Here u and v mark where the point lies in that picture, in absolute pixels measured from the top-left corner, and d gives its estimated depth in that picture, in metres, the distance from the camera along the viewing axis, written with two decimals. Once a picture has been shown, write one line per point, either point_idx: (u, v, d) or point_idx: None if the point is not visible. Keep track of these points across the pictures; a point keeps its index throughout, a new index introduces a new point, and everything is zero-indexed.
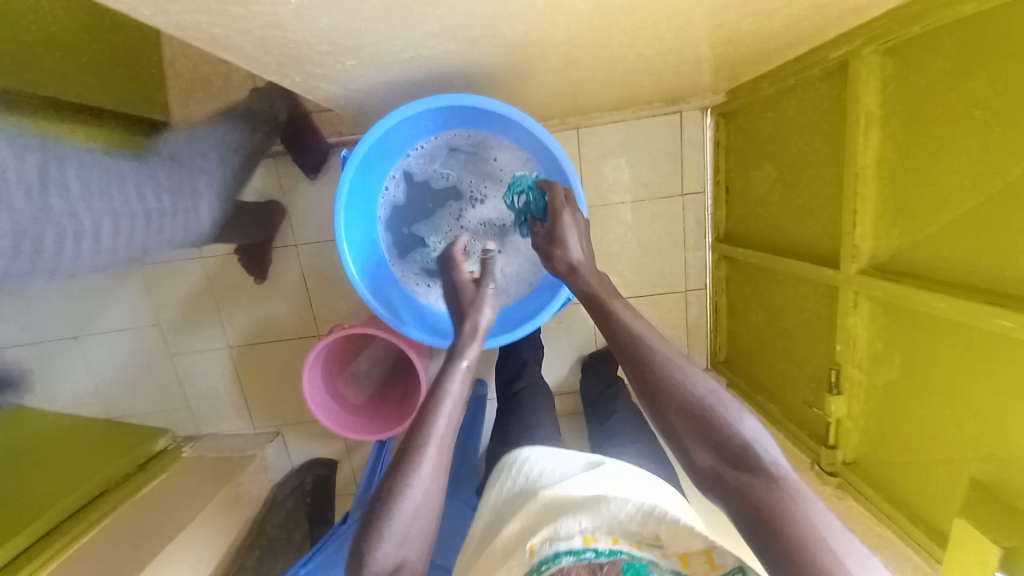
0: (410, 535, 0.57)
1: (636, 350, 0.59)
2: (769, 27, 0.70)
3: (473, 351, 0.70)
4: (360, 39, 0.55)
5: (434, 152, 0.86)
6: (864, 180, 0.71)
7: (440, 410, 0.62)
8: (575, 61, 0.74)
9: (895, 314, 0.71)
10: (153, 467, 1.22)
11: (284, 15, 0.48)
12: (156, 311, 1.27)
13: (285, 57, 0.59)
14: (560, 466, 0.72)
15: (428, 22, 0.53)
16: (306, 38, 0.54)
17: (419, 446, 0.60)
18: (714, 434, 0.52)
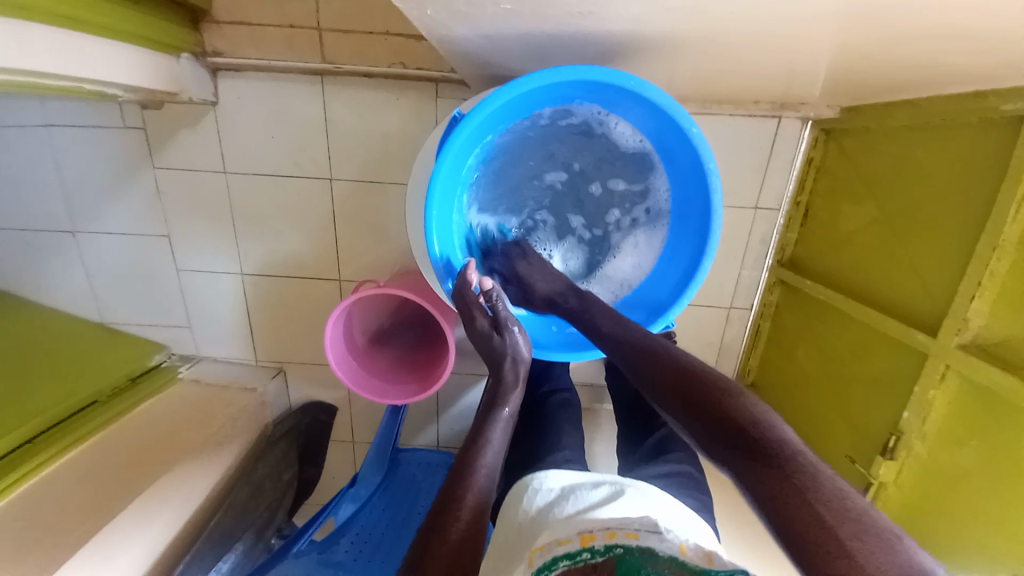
0: (464, 553, 0.51)
1: (643, 350, 0.65)
2: (959, 59, 0.59)
3: (515, 399, 0.67)
4: (522, 9, 0.44)
5: (540, 139, 0.78)
6: (999, 256, 0.65)
7: (483, 458, 0.59)
8: (726, 47, 0.63)
9: (983, 400, 0.66)
10: (146, 383, 1.18)
11: None
12: (165, 220, 1.16)
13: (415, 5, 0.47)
14: (567, 490, 0.64)
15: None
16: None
17: (463, 490, 0.55)
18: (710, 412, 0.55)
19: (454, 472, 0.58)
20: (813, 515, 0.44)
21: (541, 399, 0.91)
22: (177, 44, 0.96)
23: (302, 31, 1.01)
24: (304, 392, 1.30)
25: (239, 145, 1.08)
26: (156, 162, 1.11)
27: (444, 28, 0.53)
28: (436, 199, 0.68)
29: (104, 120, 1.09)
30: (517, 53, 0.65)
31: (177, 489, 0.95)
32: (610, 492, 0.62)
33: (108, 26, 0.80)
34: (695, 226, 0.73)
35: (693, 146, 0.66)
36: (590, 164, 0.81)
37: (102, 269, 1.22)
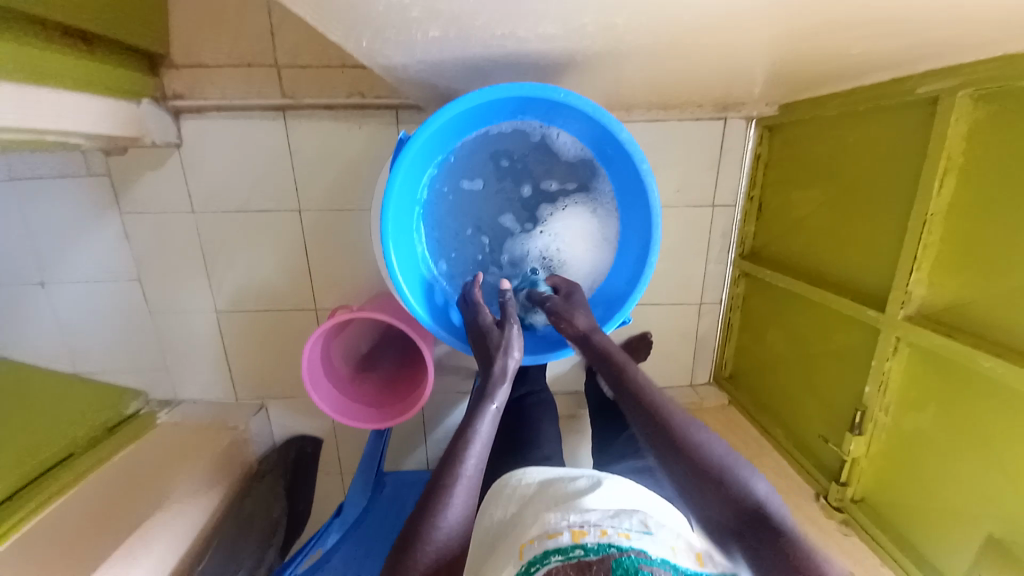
0: (450, 554, 0.53)
1: (636, 406, 0.66)
2: (869, 52, 0.65)
3: (503, 393, 0.67)
4: (455, 36, 0.48)
5: (477, 155, 0.79)
6: (930, 228, 0.69)
7: (470, 450, 0.60)
8: (658, 57, 0.68)
9: (935, 364, 0.70)
10: (124, 431, 1.16)
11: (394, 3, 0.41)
12: (135, 263, 1.16)
13: (357, 37, 0.51)
14: (555, 486, 0.64)
15: (534, 19, 0.46)
16: (393, 29, 0.46)
17: (449, 484, 0.57)
18: (707, 481, 0.57)
19: (441, 470, 0.59)
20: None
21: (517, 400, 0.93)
22: (137, 89, 0.98)
23: (261, 68, 1.04)
24: (288, 424, 1.29)
25: (207, 183, 1.10)
26: (123, 206, 1.12)
27: (388, 57, 0.56)
28: (390, 215, 0.69)
29: (69, 169, 1.09)
30: (463, 74, 0.68)
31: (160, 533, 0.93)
32: (589, 483, 0.63)
33: (66, 78, 0.81)
34: (640, 224, 0.77)
35: (629, 150, 0.71)
36: (530, 172, 0.81)
37: (72, 318, 1.20)
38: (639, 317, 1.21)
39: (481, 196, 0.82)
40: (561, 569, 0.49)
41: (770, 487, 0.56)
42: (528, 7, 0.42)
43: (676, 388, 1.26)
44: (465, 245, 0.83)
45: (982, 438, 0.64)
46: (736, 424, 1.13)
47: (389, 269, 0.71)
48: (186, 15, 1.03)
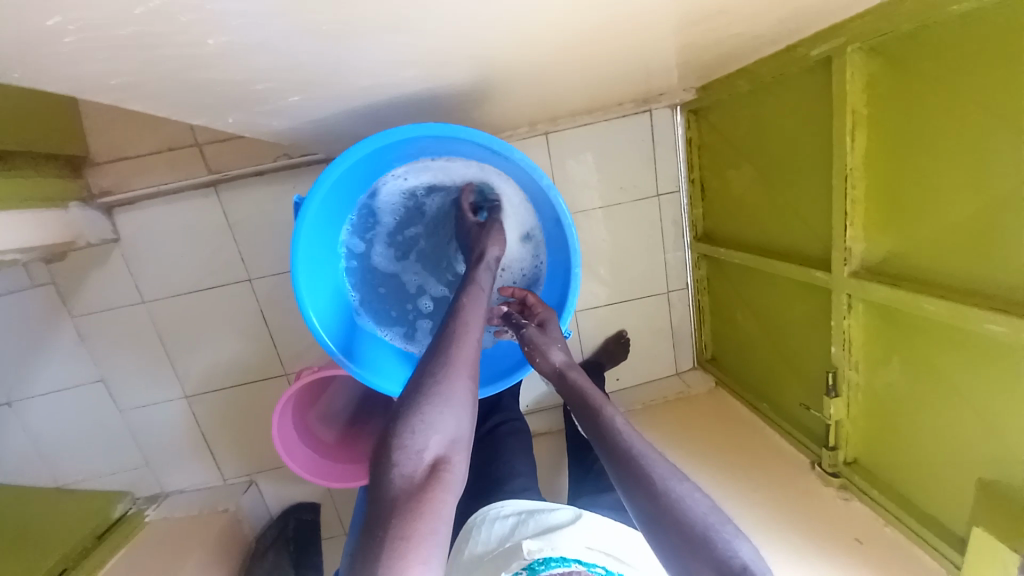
0: (451, 431, 0.53)
1: (608, 441, 0.59)
2: (750, 28, 0.66)
3: (484, 280, 0.72)
4: (317, 86, 0.48)
5: (388, 209, 0.82)
6: (852, 183, 0.70)
7: (461, 342, 0.61)
8: (551, 70, 0.68)
9: (891, 315, 0.69)
10: (113, 536, 1.11)
11: (232, 68, 0.41)
12: (96, 365, 1.14)
13: (228, 108, 0.51)
14: (537, 512, 0.63)
15: (386, 59, 0.46)
16: (251, 90, 0.46)
17: (449, 357, 0.59)
18: (692, 544, 0.47)
19: (435, 349, 0.60)
20: None
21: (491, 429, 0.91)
22: (63, 194, 0.97)
23: (185, 151, 1.05)
24: (281, 495, 1.25)
25: (153, 271, 1.09)
26: (74, 310, 1.10)
27: (276, 122, 0.57)
28: (304, 272, 0.68)
29: (10, 284, 1.08)
30: (364, 122, 0.68)
31: None
32: (569, 515, 0.61)
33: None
34: (560, 235, 0.76)
35: (529, 170, 0.70)
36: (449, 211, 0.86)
37: (41, 432, 1.17)
38: (611, 318, 1.20)
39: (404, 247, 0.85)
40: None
41: (756, 552, 0.48)
42: (371, 49, 0.42)
43: (663, 381, 1.24)
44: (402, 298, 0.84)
45: (948, 385, 0.63)
46: (724, 406, 1.11)
47: (313, 331, 0.69)
48: (103, 114, 1.04)
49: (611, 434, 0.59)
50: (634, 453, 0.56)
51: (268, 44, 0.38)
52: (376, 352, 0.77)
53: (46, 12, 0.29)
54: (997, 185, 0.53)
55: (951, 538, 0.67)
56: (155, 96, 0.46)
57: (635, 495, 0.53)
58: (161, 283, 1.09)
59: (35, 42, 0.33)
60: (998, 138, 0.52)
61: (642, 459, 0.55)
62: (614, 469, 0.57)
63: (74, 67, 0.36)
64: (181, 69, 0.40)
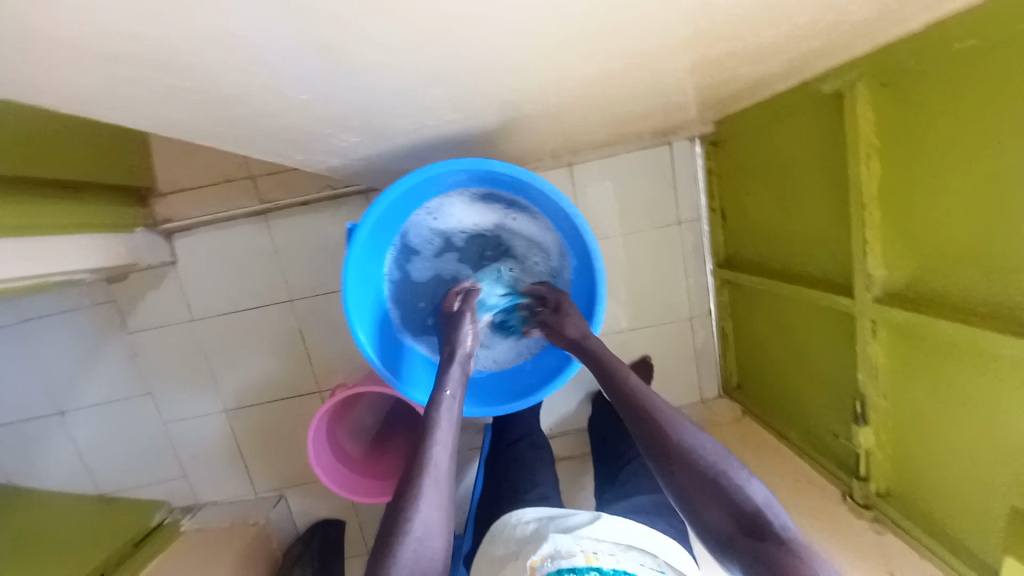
0: (423, 565, 0.54)
1: (630, 404, 0.65)
2: (760, 67, 0.71)
3: (455, 373, 0.72)
4: (368, 130, 0.55)
5: (433, 219, 0.84)
6: (870, 210, 0.72)
7: (433, 458, 0.61)
8: (574, 110, 0.75)
9: (915, 340, 0.70)
10: (149, 545, 1.15)
11: (301, 115, 0.48)
12: (146, 379, 1.22)
13: (291, 146, 0.58)
14: (557, 518, 0.67)
15: (430, 105, 0.52)
16: (315, 133, 0.53)
17: (421, 476, 0.60)
18: (712, 492, 0.56)
19: (409, 471, 0.61)
20: None
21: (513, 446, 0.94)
22: (130, 220, 1.07)
23: (237, 182, 1.15)
24: (309, 510, 1.29)
25: (203, 291, 1.17)
26: (130, 327, 1.19)
27: (328, 158, 0.64)
28: (350, 293, 0.73)
29: (76, 302, 1.17)
30: (405, 157, 0.75)
31: None
32: (587, 517, 0.65)
33: (19, 227, 0.80)
34: (585, 260, 0.81)
35: (558, 200, 0.76)
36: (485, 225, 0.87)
37: (92, 442, 1.25)
38: (633, 342, 1.22)
39: (442, 252, 0.87)
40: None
41: (766, 492, 0.57)
42: (415, 98, 0.49)
43: (686, 406, 1.24)
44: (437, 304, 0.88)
45: (967, 410, 0.64)
46: (750, 433, 1.10)
47: (359, 345, 0.74)
48: (167, 150, 1.16)
49: (630, 403, 0.65)
50: (654, 412, 0.63)
51: (336, 98, 0.45)
52: (409, 366, 0.82)
53: (167, 75, 0.37)
54: (1009, 211, 0.54)
55: (983, 568, 0.66)
56: (234, 137, 0.53)
57: (657, 450, 0.61)
58: (209, 302, 1.17)
59: (151, 96, 0.40)
60: (1005, 165, 0.54)
61: (661, 416, 0.62)
62: (634, 429, 0.64)
63: (176, 113, 0.44)
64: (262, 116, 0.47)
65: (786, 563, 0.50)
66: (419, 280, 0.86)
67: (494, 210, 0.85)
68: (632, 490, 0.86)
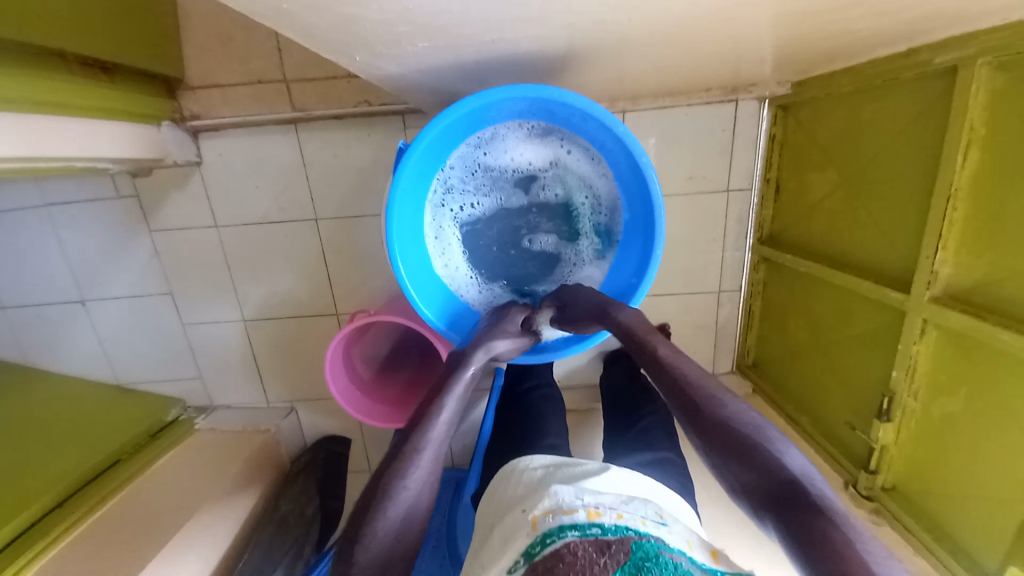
0: (408, 520, 0.54)
1: (666, 371, 0.62)
2: (871, 26, 0.63)
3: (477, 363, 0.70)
4: (439, 37, 0.49)
5: (483, 153, 0.80)
6: (953, 203, 0.66)
7: (429, 434, 0.60)
8: (653, 48, 0.67)
9: (966, 347, 0.67)
10: (165, 437, 1.20)
11: (372, 10, 0.43)
12: (167, 280, 1.22)
13: (350, 46, 0.53)
14: (566, 467, 0.66)
15: (513, 16, 0.47)
16: (382, 34, 0.48)
17: (421, 435, 0.60)
18: (744, 455, 0.52)
19: (410, 430, 0.61)
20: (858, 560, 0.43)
21: (526, 393, 0.95)
22: (157, 112, 1.02)
23: (270, 85, 1.08)
24: (317, 425, 1.33)
25: (228, 199, 1.14)
26: (153, 225, 1.17)
27: (385, 66, 0.59)
28: (396, 221, 0.71)
29: (99, 193, 1.15)
30: (462, 79, 0.69)
31: (207, 520, 0.99)
32: (595, 469, 0.65)
33: (22, 102, 0.73)
34: (642, 215, 0.76)
35: (626, 146, 0.71)
36: (536, 165, 0.82)
37: (113, 333, 1.27)
38: (657, 308, 1.20)
39: (489, 189, 0.83)
40: (578, 544, 0.51)
41: (807, 464, 0.52)
42: (494, 0, 0.42)
43: None
44: (481, 244, 0.85)
45: (1009, 423, 0.62)
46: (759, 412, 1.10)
47: (397, 276, 0.73)
48: (197, 39, 1.07)
49: (665, 369, 0.62)
50: (689, 382, 0.60)
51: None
52: (442, 304, 0.81)
53: None
54: None
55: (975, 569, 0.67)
56: (290, 25, 0.48)
57: (688, 415, 0.58)
58: (234, 210, 1.15)
59: None
60: None
61: (696, 387, 0.59)
62: (667, 393, 0.61)
63: None
64: (330, 6, 0.42)
65: (831, 538, 0.44)
66: (462, 217, 0.83)
67: (548, 150, 0.80)
68: (639, 450, 0.87)
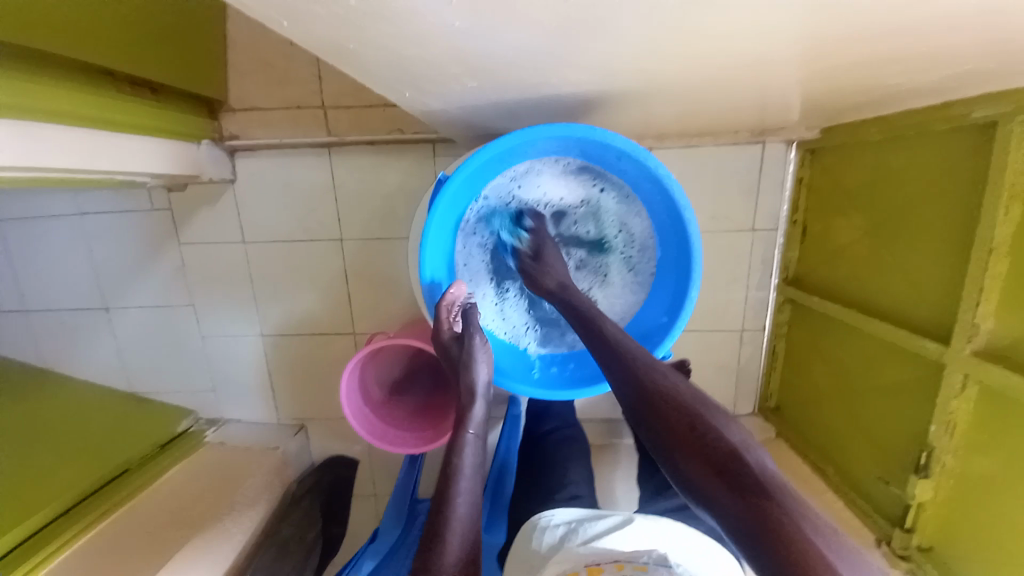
0: None
1: (624, 360, 0.62)
2: (908, 79, 0.63)
3: (478, 411, 0.64)
4: (485, 78, 0.51)
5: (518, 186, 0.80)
6: (995, 257, 0.65)
7: (459, 487, 0.56)
8: (689, 93, 0.68)
9: (1008, 406, 0.64)
10: (173, 449, 1.19)
11: (425, 54, 0.45)
12: (191, 292, 1.24)
13: (397, 82, 0.55)
14: (586, 522, 0.72)
15: (560, 63, 0.48)
16: (430, 74, 0.50)
17: (444, 517, 0.53)
18: (696, 445, 0.52)
19: (432, 515, 0.54)
20: (803, 542, 0.43)
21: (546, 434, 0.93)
22: (198, 131, 1.06)
23: (306, 110, 1.12)
24: (326, 447, 1.31)
25: (257, 217, 1.16)
26: (181, 239, 1.20)
27: (427, 101, 0.60)
28: (427, 249, 0.72)
29: (133, 205, 1.18)
30: (498, 115, 0.71)
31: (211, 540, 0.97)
32: (613, 523, 0.71)
33: (77, 114, 0.77)
34: (674, 253, 0.77)
35: (664, 187, 0.71)
36: (570, 199, 0.82)
37: (132, 342, 1.28)
38: (677, 344, 1.17)
39: (521, 220, 0.83)
40: None
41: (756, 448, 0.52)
42: (544, 47, 0.43)
43: None
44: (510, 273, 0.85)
45: None
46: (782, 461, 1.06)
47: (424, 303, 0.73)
48: (241, 64, 1.12)
49: (622, 360, 0.62)
50: (645, 371, 0.60)
51: (473, 39, 0.41)
52: None
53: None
54: None
55: None
56: (342, 61, 0.50)
57: (644, 404, 0.57)
58: (262, 227, 1.17)
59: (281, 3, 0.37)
60: None
61: (652, 375, 0.59)
62: (622, 386, 0.61)
63: (300, 25, 0.41)
64: (384, 47, 0.44)
65: (779, 522, 0.44)
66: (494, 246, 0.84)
67: (582, 185, 0.81)
68: None
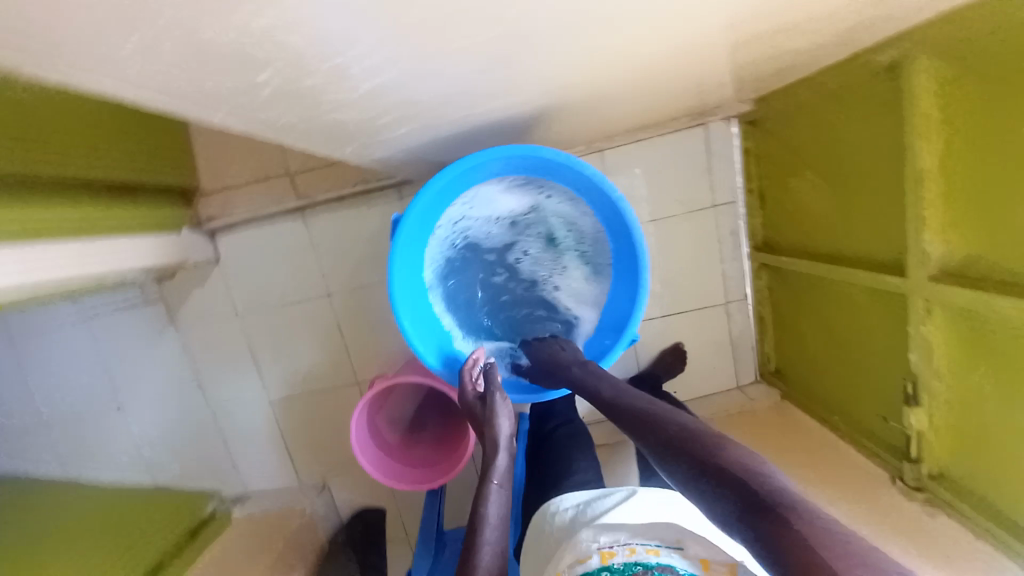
0: None
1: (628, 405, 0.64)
2: (804, 44, 0.69)
3: (499, 459, 0.68)
4: (418, 121, 0.56)
5: (467, 211, 0.84)
6: (927, 186, 0.70)
7: (482, 534, 0.60)
8: (614, 96, 0.74)
9: (974, 321, 0.67)
10: (205, 533, 1.21)
11: (358, 114, 0.50)
12: (196, 374, 1.28)
13: (343, 141, 0.60)
14: (594, 500, 0.67)
15: (480, 95, 0.54)
16: (368, 129, 0.56)
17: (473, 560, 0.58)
18: (694, 464, 0.50)
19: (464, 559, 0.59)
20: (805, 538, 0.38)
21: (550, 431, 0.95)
22: (179, 220, 1.13)
23: (277, 180, 1.19)
24: (352, 498, 1.33)
25: (248, 289, 1.21)
26: (179, 324, 1.25)
27: (375, 151, 0.66)
28: (398, 283, 0.77)
29: (129, 302, 1.23)
30: (445, 150, 0.77)
31: None
32: (621, 496, 0.67)
33: (74, 227, 0.83)
34: (627, 245, 0.80)
35: (601, 186, 0.76)
36: (518, 211, 0.87)
37: (148, 433, 1.31)
38: (668, 329, 1.21)
39: (477, 239, 0.88)
40: None
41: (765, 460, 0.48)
42: (461, 85, 0.49)
43: (723, 393, 1.23)
44: (477, 288, 0.90)
45: None
46: (792, 420, 1.08)
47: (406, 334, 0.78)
48: (209, 151, 1.19)
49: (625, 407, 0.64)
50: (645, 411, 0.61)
51: (394, 94, 0.47)
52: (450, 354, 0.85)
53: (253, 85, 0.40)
54: None
55: None
56: (290, 134, 0.56)
57: (649, 440, 0.57)
58: (253, 299, 1.22)
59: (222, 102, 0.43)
60: None
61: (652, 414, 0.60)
62: (632, 432, 0.61)
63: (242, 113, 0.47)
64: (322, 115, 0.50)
65: (778, 524, 0.40)
66: (457, 267, 0.89)
67: (526, 197, 0.85)
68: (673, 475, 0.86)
